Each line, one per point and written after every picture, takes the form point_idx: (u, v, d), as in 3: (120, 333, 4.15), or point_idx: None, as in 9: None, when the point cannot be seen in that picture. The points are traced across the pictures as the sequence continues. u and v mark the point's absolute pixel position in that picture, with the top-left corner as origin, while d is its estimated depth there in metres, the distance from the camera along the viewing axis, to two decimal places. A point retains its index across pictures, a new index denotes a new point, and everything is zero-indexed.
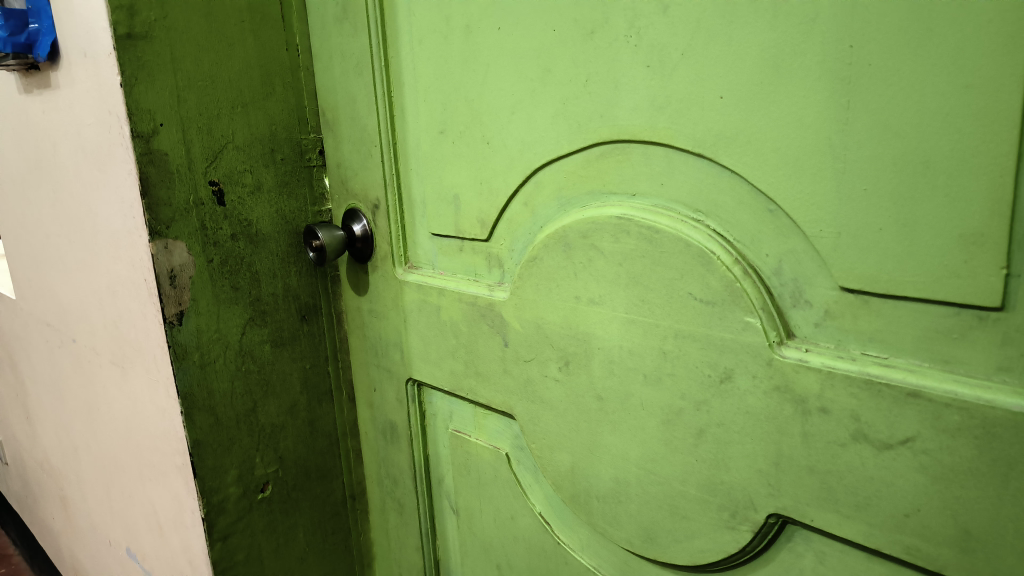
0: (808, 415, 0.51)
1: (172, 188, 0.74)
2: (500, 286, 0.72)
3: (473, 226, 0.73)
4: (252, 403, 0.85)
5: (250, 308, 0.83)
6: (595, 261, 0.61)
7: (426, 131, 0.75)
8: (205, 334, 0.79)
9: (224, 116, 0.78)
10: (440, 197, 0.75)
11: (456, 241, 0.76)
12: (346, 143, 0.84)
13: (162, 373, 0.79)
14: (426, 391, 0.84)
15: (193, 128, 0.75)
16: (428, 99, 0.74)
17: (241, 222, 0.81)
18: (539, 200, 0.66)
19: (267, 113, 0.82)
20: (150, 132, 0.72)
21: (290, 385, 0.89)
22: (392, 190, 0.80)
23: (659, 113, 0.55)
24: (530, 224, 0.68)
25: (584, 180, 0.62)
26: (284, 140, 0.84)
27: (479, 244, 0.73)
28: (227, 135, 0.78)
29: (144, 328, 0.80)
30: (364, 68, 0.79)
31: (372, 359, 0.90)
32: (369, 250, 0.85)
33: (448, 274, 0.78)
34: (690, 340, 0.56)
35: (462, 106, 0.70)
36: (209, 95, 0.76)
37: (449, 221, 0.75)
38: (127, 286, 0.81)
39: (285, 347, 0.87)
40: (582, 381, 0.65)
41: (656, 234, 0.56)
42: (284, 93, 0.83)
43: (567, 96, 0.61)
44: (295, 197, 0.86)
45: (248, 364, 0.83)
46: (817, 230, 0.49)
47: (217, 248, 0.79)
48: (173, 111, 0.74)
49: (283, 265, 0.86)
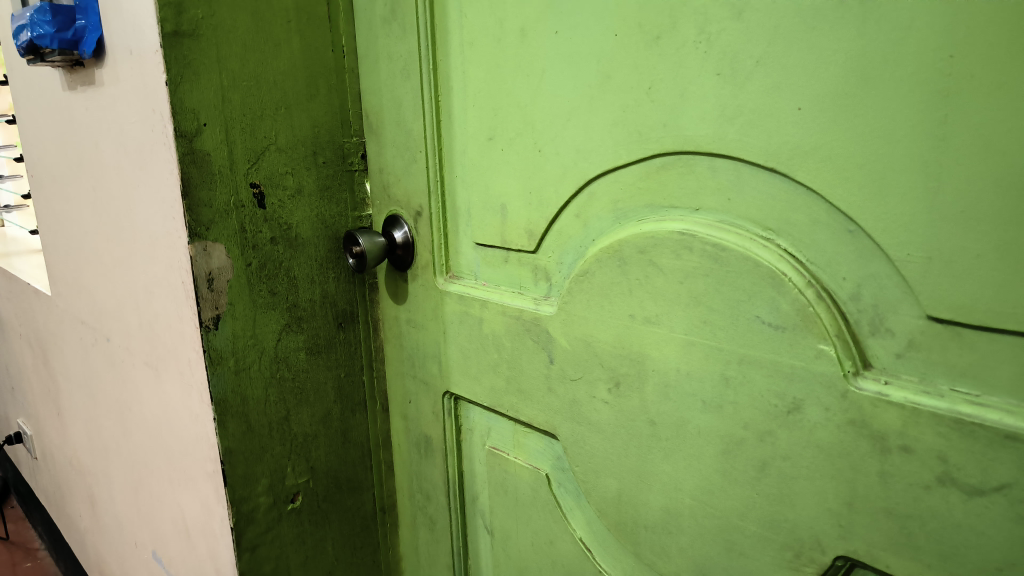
0: (887, 453, 0.47)
1: (213, 189, 0.73)
2: (547, 300, 0.68)
3: (521, 236, 0.70)
4: (285, 412, 0.82)
5: (286, 314, 0.81)
6: (652, 279, 0.57)
7: (474, 137, 0.72)
8: (241, 339, 0.77)
9: (268, 117, 0.76)
10: (487, 206, 0.73)
11: (501, 252, 0.73)
12: (389, 147, 0.82)
13: (195, 377, 0.78)
14: (463, 405, 0.81)
15: (236, 128, 0.74)
16: (477, 106, 0.71)
17: (281, 226, 0.79)
18: (591, 212, 0.63)
19: (311, 115, 0.80)
20: (193, 132, 0.71)
21: (324, 394, 0.86)
22: (436, 196, 0.78)
23: (729, 123, 0.52)
24: (581, 237, 0.64)
25: (643, 192, 0.59)
26: (326, 143, 0.82)
27: (525, 256, 0.70)
28: (270, 137, 0.77)
29: (179, 332, 0.79)
30: (411, 71, 0.77)
31: (408, 370, 0.87)
32: (409, 257, 0.82)
33: (491, 285, 0.75)
34: (755, 366, 0.52)
35: (514, 112, 0.67)
36: (253, 96, 0.75)
37: (495, 231, 0.72)
38: (164, 287, 0.80)
39: (320, 355, 0.85)
40: (634, 405, 0.61)
41: (722, 252, 0.53)
42: (327, 95, 0.82)
43: (627, 104, 0.58)
44: (335, 202, 0.85)
45: (282, 371, 0.81)
46: (905, 254, 0.44)
47: (256, 251, 0.77)
48: (217, 111, 0.72)
49: (321, 271, 0.84)
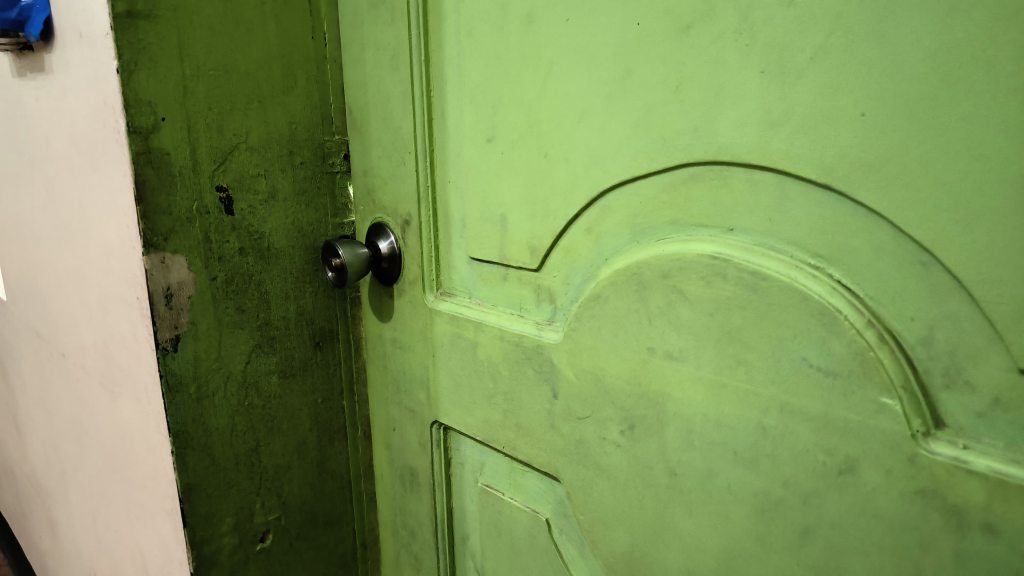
0: (964, 531, 0.38)
1: (172, 194, 0.65)
2: (551, 325, 0.60)
3: (522, 253, 0.61)
4: (254, 442, 0.74)
5: (256, 333, 0.73)
6: (677, 307, 0.49)
7: (470, 138, 0.64)
8: (203, 362, 0.69)
9: (237, 112, 0.68)
10: (485, 217, 0.65)
11: (499, 269, 0.65)
12: (376, 147, 0.74)
13: (152, 405, 0.70)
14: (453, 436, 0.73)
15: (201, 125, 0.66)
16: (474, 104, 0.63)
17: (252, 235, 0.71)
18: (605, 227, 0.55)
19: (287, 111, 0.72)
20: (149, 128, 0.62)
21: (299, 421, 0.78)
22: (426, 204, 0.70)
23: (774, 129, 0.43)
24: (591, 256, 0.56)
25: (665, 207, 0.51)
26: (304, 142, 0.74)
27: (528, 274, 0.62)
28: (240, 135, 0.69)
29: (136, 353, 0.71)
30: (401, 64, 0.68)
31: (394, 395, 0.79)
32: (396, 271, 0.74)
33: (488, 305, 0.66)
34: (800, 417, 0.44)
35: (517, 112, 0.59)
36: (220, 88, 0.66)
37: (494, 245, 0.64)
38: (119, 302, 0.71)
39: (295, 378, 0.77)
40: (651, 451, 0.53)
41: (762, 281, 0.45)
42: (306, 88, 0.73)
43: (651, 105, 0.50)
44: (314, 208, 0.76)
45: (252, 397, 0.74)
46: (993, 293, 0.36)
47: (222, 264, 0.69)
48: (179, 105, 0.64)
49: (297, 284, 0.76)
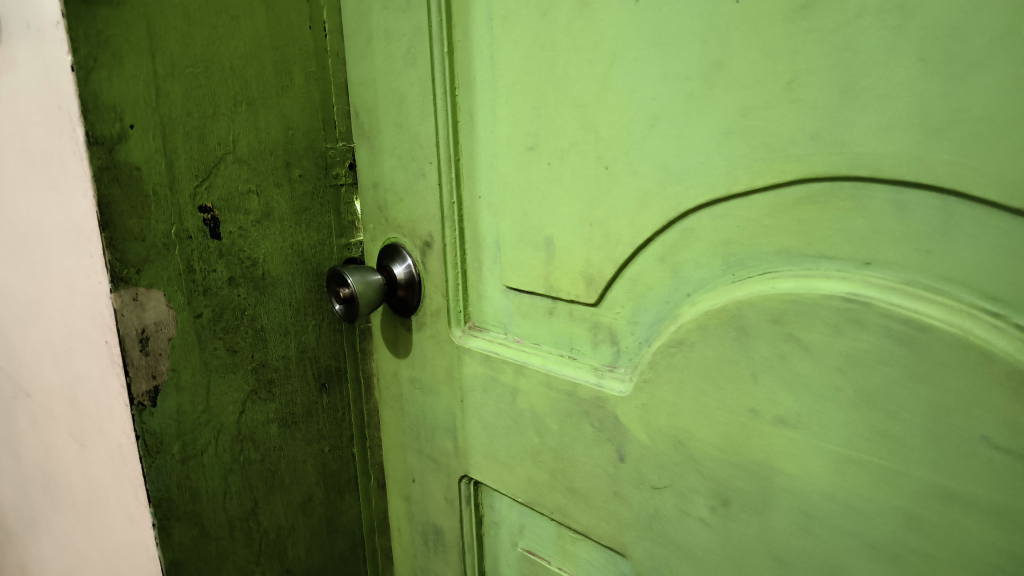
0: None
1: (145, 216, 0.53)
2: (614, 370, 0.50)
3: (575, 283, 0.51)
4: (251, 504, 0.64)
5: (251, 377, 0.62)
6: (792, 360, 0.39)
7: (506, 145, 0.53)
8: (188, 415, 0.58)
9: (222, 116, 0.57)
10: (524, 240, 0.54)
11: (544, 301, 0.54)
12: (387, 155, 0.63)
13: (128, 469, 0.58)
14: (486, 492, 0.63)
15: (179, 132, 0.55)
16: (511, 104, 0.52)
17: (243, 263, 0.60)
18: (685, 256, 0.44)
19: (283, 114, 0.62)
20: (114, 138, 0.51)
21: (303, 476, 0.68)
22: (452, 223, 0.59)
23: (936, 135, 0.33)
24: (667, 290, 0.46)
25: (772, 233, 0.40)
26: (303, 151, 0.63)
27: (581, 309, 0.51)
28: (226, 145, 0.58)
29: (107, 406, 0.59)
30: (418, 57, 0.57)
31: (413, 442, 0.69)
32: (415, 300, 0.63)
33: (531, 344, 0.56)
34: (971, 510, 0.34)
35: (567, 114, 0.49)
36: (200, 88, 0.55)
37: (537, 274, 0.54)
38: (85, 345, 0.60)
39: (297, 427, 0.67)
40: (749, 534, 0.43)
41: (919, 333, 0.34)
42: (303, 86, 0.63)
43: (751, 103, 0.39)
44: (315, 228, 0.65)
45: (247, 452, 0.63)
46: None
47: (208, 298, 0.58)
48: (150, 109, 0.53)
49: (297, 318, 0.65)
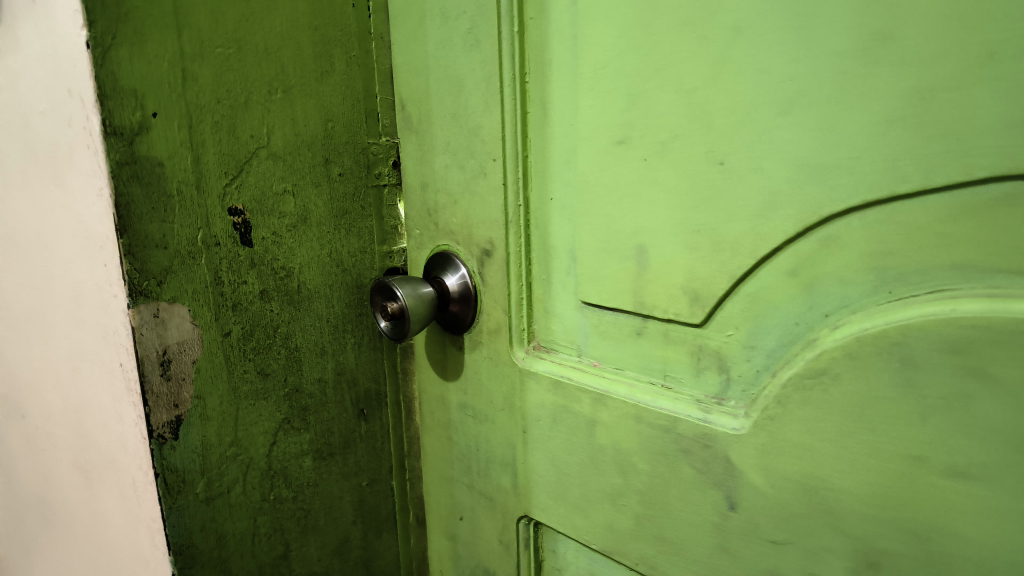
0: None
1: (169, 220, 0.46)
2: (722, 404, 0.43)
3: (674, 300, 0.44)
4: (282, 547, 0.57)
5: (284, 404, 0.55)
6: (977, 401, 0.31)
7: (588, 137, 0.46)
8: (213, 449, 0.51)
9: (255, 105, 0.50)
10: (608, 249, 0.47)
11: (631, 319, 0.47)
12: (440, 152, 0.55)
13: (143, 509, 0.51)
14: (549, 535, 0.56)
15: (207, 122, 0.48)
16: (596, 89, 0.45)
17: (277, 274, 0.53)
18: (823, 269, 0.37)
19: (322, 104, 0.55)
20: (135, 129, 0.44)
21: (338, 515, 0.61)
22: (517, 229, 0.52)
23: None
24: (796, 309, 0.39)
25: (947, 244, 0.32)
26: (343, 146, 0.56)
27: (680, 330, 0.44)
28: (260, 138, 0.51)
29: (120, 437, 0.51)
30: (481, 38, 0.50)
31: (461, 475, 0.61)
32: (470, 315, 0.56)
33: (612, 368, 0.49)
34: None
35: (669, 101, 0.41)
36: (232, 72, 0.49)
37: (624, 287, 0.46)
38: (94, 366, 0.52)
39: (332, 459, 0.60)
40: None
41: None
42: (344, 73, 0.56)
43: (928, 82, 0.31)
44: (356, 233, 0.59)
45: (279, 488, 0.56)
46: None
47: (237, 314, 0.51)
48: (175, 95, 0.46)
49: (334, 335, 0.58)
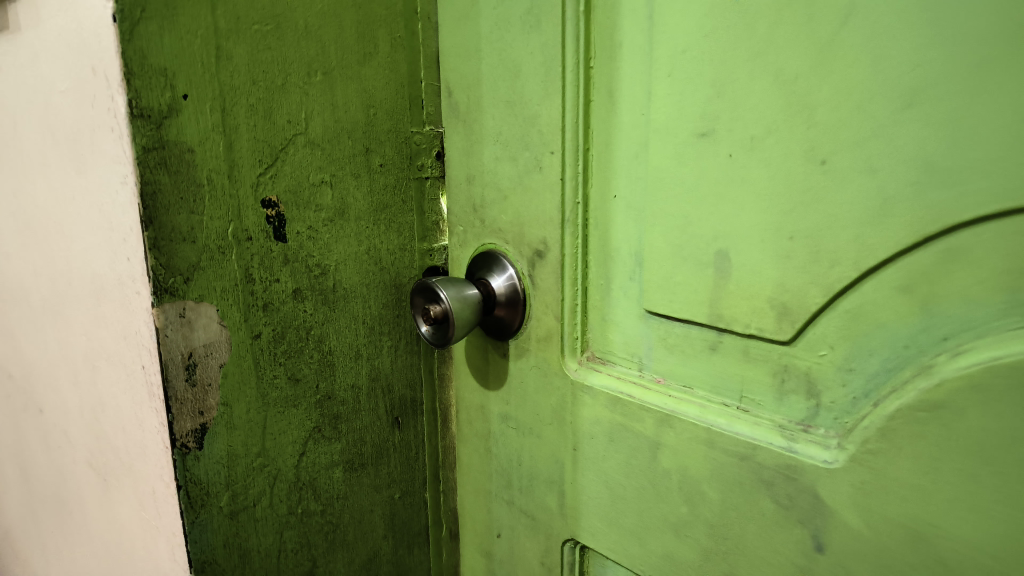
0: None
1: (198, 212, 0.42)
2: (809, 432, 0.39)
3: (759, 314, 0.40)
4: (309, 564, 0.53)
5: (315, 412, 0.51)
6: None
7: (664, 130, 0.42)
8: (240, 460, 0.47)
9: (293, 88, 0.46)
10: (682, 253, 0.42)
11: (705, 333, 0.43)
12: (490, 142, 0.51)
13: (163, 521, 0.47)
14: (596, 560, 0.51)
15: (241, 106, 0.44)
16: (677, 77, 0.41)
17: (312, 272, 0.49)
18: (944, 287, 0.33)
19: (364, 88, 0.50)
20: (163, 111, 0.40)
21: (369, 529, 0.57)
22: (573, 229, 0.48)
23: None
24: (908, 330, 0.34)
25: None
26: (385, 135, 0.52)
27: (763, 348, 0.40)
28: (298, 124, 0.47)
29: (140, 443, 0.48)
30: (542, 16, 0.45)
31: (501, 491, 0.57)
32: (517, 321, 0.52)
33: (679, 387, 0.44)
34: None
35: (765, 91, 0.37)
36: (269, 51, 0.44)
37: (699, 297, 0.42)
38: (114, 367, 0.48)
39: (364, 471, 0.56)
40: None
41: None
42: (388, 55, 0.51)
43: None
44: (395, 229, 0.54)
45: (307, 502, 0.52)
46: None
47: (268, 315, 0.47)
48: (208, 74, 0.41)
49: (370, 338, 0.54)
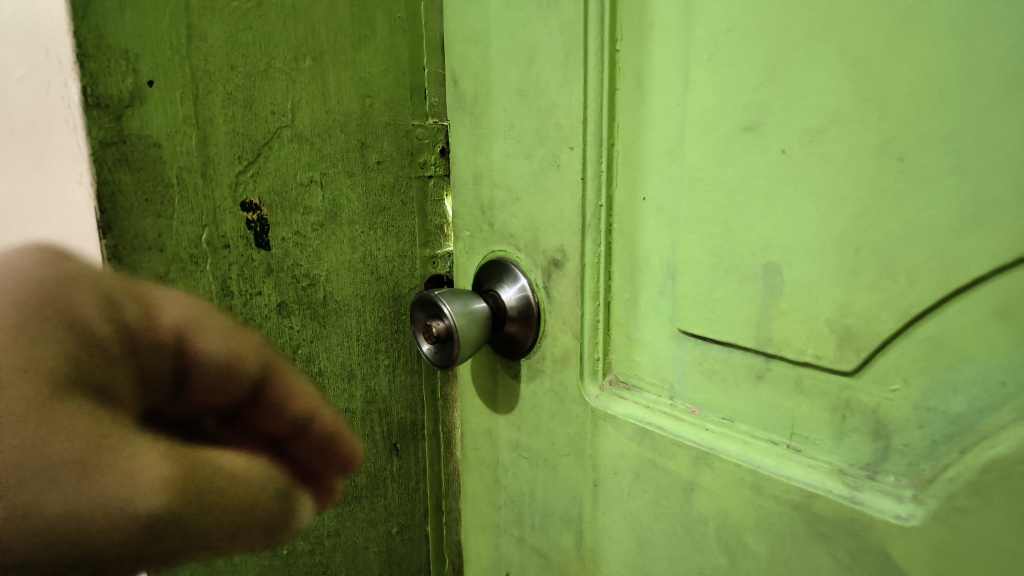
0: None
1: (166, 216, 0.37)
2: (877, 480, 0.33)
3: (815, 339, 0.34)
4: None
5: None
6: None
7: (703, 122, 0.36)
8: None
9: (278, 74, 0.41)
10: (722, 266, 0.37)
11: (749, 359, 0.37)
12: (500, 137, 0.45)
13: None
14: None
15: (218, 94, 0.38)
16: (719, 60, 0.35)
17: (299, 283, 0.44)
18: None
19: (359, 75, 0.45)
20: (124, 100, 0.34)
21: (365, 566, 0.52)
22: (595, 236, 0.42)
23: None
24: (1004, 363, 0.28)
25: None
26: (383, 128, 0.47)
27: (820, 379, 0.34)
28: (283, 115, 0.41)
29: None
30: None
31: (510, 525, 0.51)
32: (531, 338, 0.46)
33: (717, 418, 0.39)
34: None
35: (828, 75, 0.31)
36: (249, 30, 0.39)
37: (742, 317, 0.36)
38: None
39: (359, 504, 0.50)
40: None
41: None
42: (388, 39, 0.46)
43: None
44: (394, 233, 0.49)
45: (294, 541, 0.47)
46: None
47: (249, 332, 0.42)
48: (178, 57, 0.36)
49: (365, 357, 0.49)
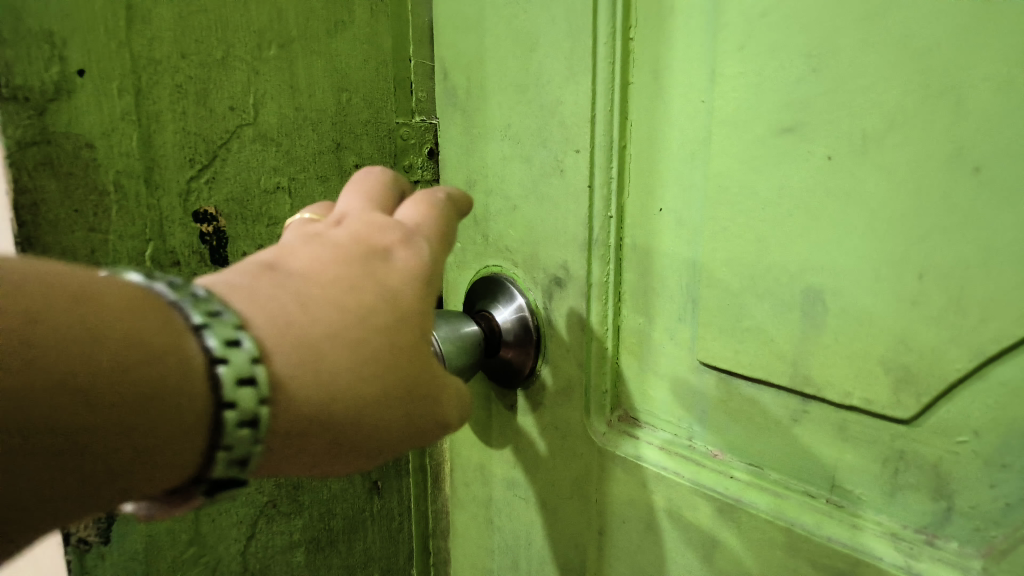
0: None
1: (101, 230, 0.31)
2: (936, 547, 0.28)
3: (865, 380, 0.29)
4: None
5: (269, 483, 0.40)
6: None
7: (731, 123, 0.31)
8: (164, 553, 0.36)
9: (238, 64, 0.35)
10: (753, 291, 0.31)
11: (783, 399, 0.32)
12: (494, 138, 0.40)
13: None
14: None
15: (165, 86, 0.32)
16: (751, 50, 0.29)
17: None
18: None
19: (335, 67, 0.39)
20: (47, 92, 0.29)
21: None
22: (603, 251, 0.37)
23: None
24: None
25: None
26: (362, 128, 0.41)
27: (869, 426, 0.29)
28: (244, 111, 0.36)
29: None
30: None
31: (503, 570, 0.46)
32: (529, 365, 0.41)
33: (744, 464, 0.34)
34: None
35: (888, 68, 0.26)
36: (202, 13, 0.33)
37: (776, 350, 0.31)
38: None
39: (333, 549, 0.45)
40: None
41: None
42: (368, 25, 0.40)
43: None
44: None
45: None
46: None
47: None
48: (115, 43, 0.30)
49: None
